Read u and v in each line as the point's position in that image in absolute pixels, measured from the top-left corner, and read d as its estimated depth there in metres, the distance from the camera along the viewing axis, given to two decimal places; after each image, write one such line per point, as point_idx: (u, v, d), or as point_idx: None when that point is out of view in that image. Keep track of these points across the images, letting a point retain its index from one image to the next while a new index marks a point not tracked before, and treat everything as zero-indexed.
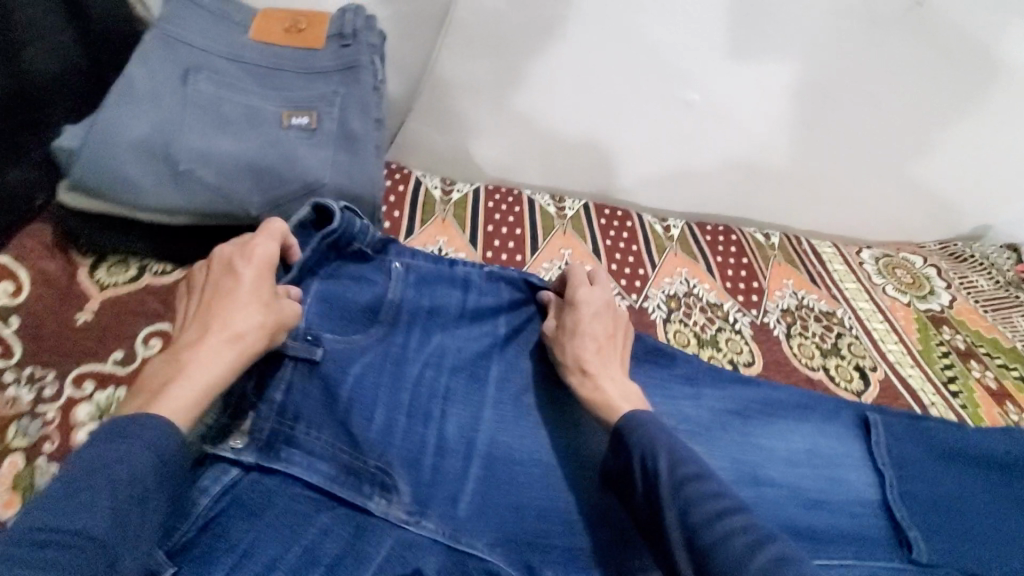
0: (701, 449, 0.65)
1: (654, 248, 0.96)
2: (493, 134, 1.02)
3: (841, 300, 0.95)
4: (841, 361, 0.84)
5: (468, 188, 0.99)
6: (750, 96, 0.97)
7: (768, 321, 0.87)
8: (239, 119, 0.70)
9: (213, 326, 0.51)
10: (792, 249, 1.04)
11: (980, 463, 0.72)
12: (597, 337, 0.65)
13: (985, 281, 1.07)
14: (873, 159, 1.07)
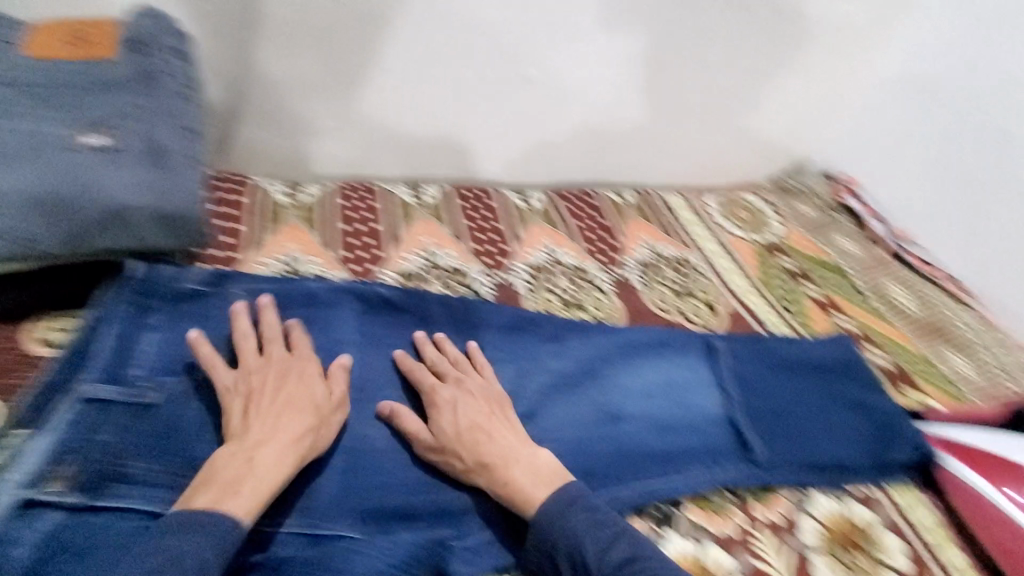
0: (564, 397, 0.74)
1: (517, 222, 0.97)
2: (335, 132, 0.95)
3: (691, 245, 1.02)
4: (693, 301, 0.93)
5: (319, 189, 0.92)
6: (587, 68, 1.03)
7: (628, 275, 0.94)
8: (13, 148, 0.59)
9: (282, 416, 0.58)
10: (644, 204, 1.08)
11: (814, 369, 0.81)
12: (473, 428, 0.65)
13: (808, 208, 1.17)
14: (709, 116, 1.16)
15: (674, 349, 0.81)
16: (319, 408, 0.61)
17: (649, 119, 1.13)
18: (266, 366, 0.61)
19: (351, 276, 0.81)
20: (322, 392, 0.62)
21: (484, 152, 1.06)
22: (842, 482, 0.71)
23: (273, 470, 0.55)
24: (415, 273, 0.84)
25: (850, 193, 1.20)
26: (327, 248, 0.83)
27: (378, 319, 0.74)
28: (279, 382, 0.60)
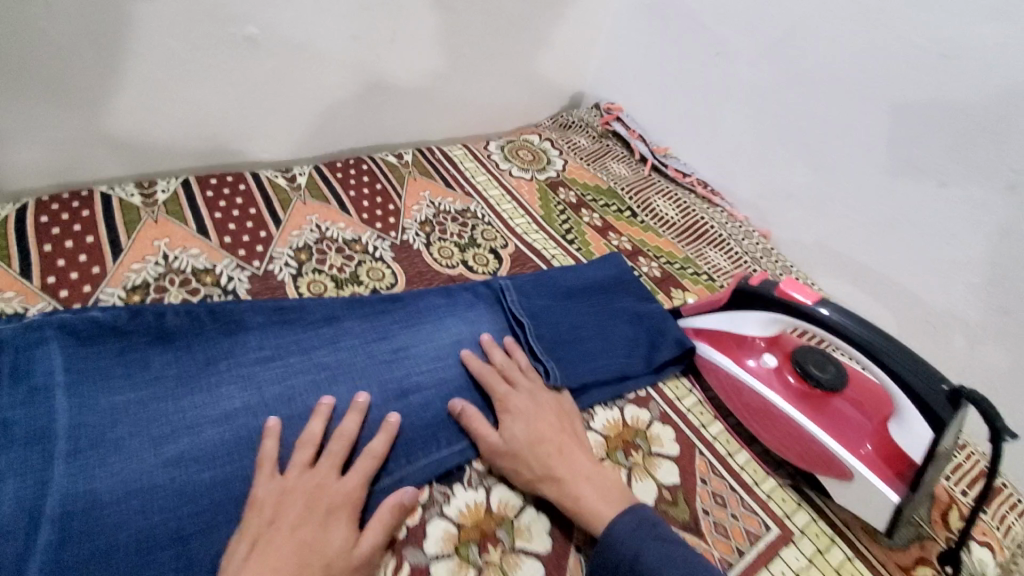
0: (343, 386, 0.65)
1: (277, 204, 0.88)
2: (20, 138, 0.78)
3: (473, 195, 1.02)
4: (478, 249, 0.91)
5: (8, 208, 0.76)
6: (327, 23, 0.91)
7: (407, 237, 0.89)
8: None
9: (285, 569, 0.48)
10: (425, 160, 1.07)
11: (600, 289, 0.84)
12: (541, 443, 0.61)
13: (584, 139, 1.25)
14: (479, 60, 1.12)
15: (468, 308, 0.78)
16: (322, 522, 0.52)
17: (415, 70, 1.05)
18: (303, 478, 0.55)
19: (56, 305, 0.67)
20: (339, 541, 0.51)
21: (233, 132, 0.95)
22: (621, 394, 0.73)
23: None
24: (147, 283, 0.72)
25: (615, 119, 1.28)
26: (20, 277, 0.68)
27: (89, 347, 0.61)
28: (306, 507, 0.52)
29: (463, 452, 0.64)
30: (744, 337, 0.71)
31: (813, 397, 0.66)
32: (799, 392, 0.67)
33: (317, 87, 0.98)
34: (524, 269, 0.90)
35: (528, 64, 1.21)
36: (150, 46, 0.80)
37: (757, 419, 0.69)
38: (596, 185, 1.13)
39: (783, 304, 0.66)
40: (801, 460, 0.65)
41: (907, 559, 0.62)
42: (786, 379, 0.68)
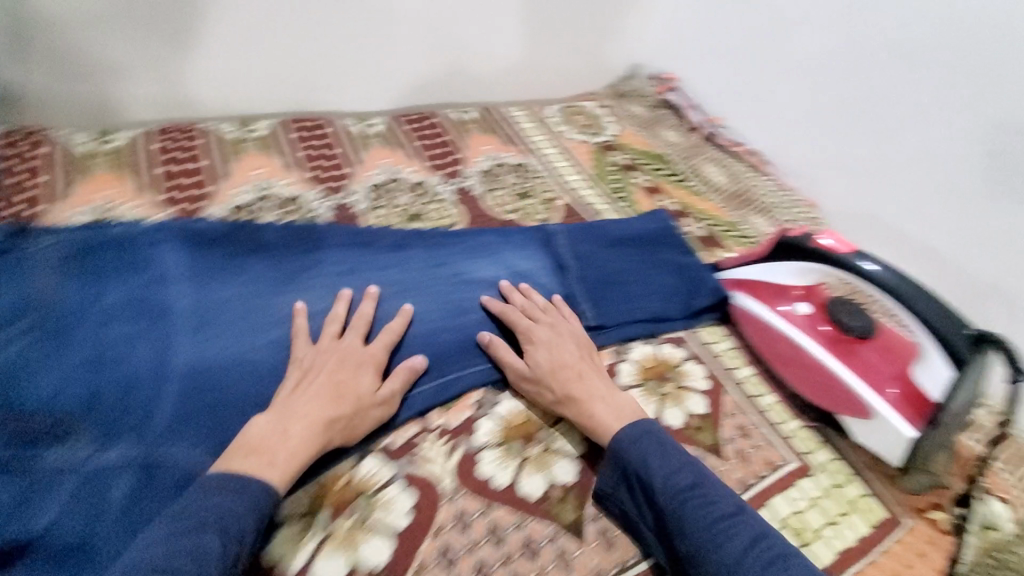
0: (536, 277, 0.84)
1: (460, 135, 1.11)
2: (271, 73, 1.07)
3: (613, 145, 1.19)
4: (624, 186, 1.09)
5: (270, 125, 1.01)
6: None
7: (565, 172, 1.09)
8: None
9: (319, 398, 0.63)
10: (568, 113, 1.26)
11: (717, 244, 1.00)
12: (564, 370, 0.71)
13: None
14: (609, 29, 1.30)
15: (615, 244, 0.90)
16: (352, 369, 0.67)
17: (555, 37, 1.26)
18: (332, 346, 0.69)
19: (324, 194, 0.91)
20: (365, 384, 0.66)
21: (416, 79, 1.18)
22: None
23: (300, 445, 0.60)
24: (382, 185, 0.95)
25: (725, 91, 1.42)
26: (289, 172, 0.93)
27: (365, 239, 0.84)
28: (337, 363, 0.67)
29: (645, 328, 0.82)
30: (782, 286, 0.79)
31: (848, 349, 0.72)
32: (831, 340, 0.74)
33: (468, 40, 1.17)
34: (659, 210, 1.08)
35: (635, 38, 1.34)
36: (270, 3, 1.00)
37: (785, 359, 0.77)
38: (726, 149, 1.18)
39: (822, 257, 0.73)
40: (818, 394, 0.74)
41: (921, 501, 0.70)
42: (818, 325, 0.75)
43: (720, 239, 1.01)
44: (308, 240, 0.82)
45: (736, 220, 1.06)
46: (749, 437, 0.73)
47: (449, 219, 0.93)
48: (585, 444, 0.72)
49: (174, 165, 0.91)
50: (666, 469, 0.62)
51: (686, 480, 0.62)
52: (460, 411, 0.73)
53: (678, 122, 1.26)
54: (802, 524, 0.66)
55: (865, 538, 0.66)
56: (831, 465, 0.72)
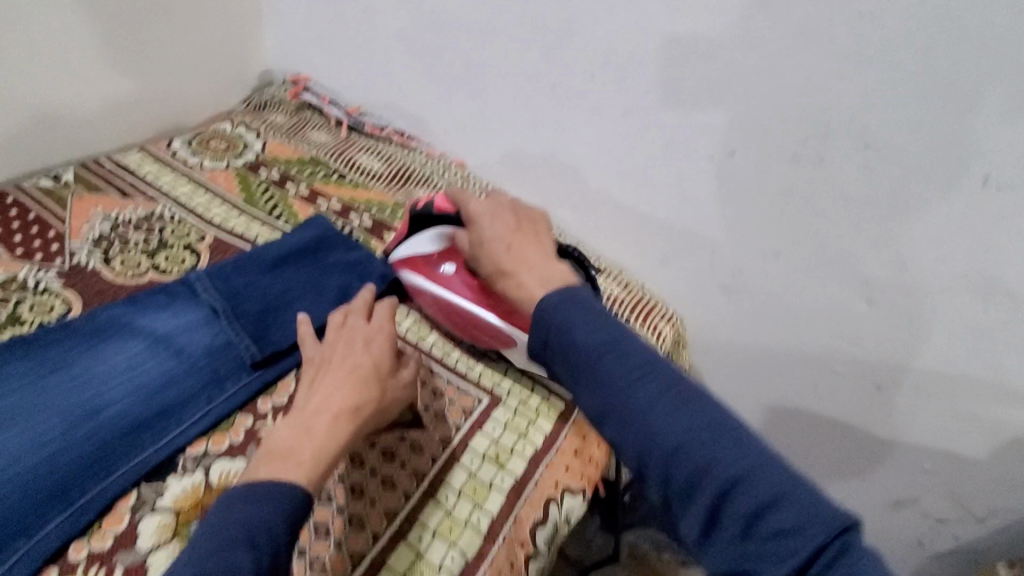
0: (189, 330, 0.76)
1: (53, 204, 0.92)
2: None
3: (258, 159, 1.12)
4: (277, 199, 1.04)
5: None
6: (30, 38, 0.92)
7: (204, 204, 0.99)
8: None
9: (343, 388, 0.62)
10: (198, 142, 1.14)
11: (386, 228, 1.02)
12: (495, 241, 0.67)
13: None
14: (210, 46, 1.20)
15: (274, 267, 0.85)
16: (362, 351, 0.66)
17: (148, 68, 1.11)
18: (339, 335, 0.69)
19: None
20: (382, 364, 0.66)
21: None
22: None
23: (327, 441, 0.58)
24: None
25: (304, 89, 1.26)
26: None
27: None
28: (352, 345, 0.67)
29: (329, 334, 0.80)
30: (428, 255, 0.83)
31: (487, 292, 0.79)
32: (475, 288, 0.79)
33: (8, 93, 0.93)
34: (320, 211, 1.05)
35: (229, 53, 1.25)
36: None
37: (452, 317, 0.82)
38: (372, 136, 1.20)
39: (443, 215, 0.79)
40: (485, 338, 0.81)
41: None
42: (461, 277, 0.80)
43: (387, 223, 1.03)
44: None
45: (400, 199, 1.10)
46: (444, 395, 0.76)
47: (62, 311, 0.77)
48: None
49: None
50: (597, 356, 0.51)
51: (605, 338, 0.52)
52: (111, 529, 0.61)
53: (322, 120, 1.23)
54: (499, 448, 0.72)
55: (540, 445, 0.74)
56: (512, 388, 0.79)
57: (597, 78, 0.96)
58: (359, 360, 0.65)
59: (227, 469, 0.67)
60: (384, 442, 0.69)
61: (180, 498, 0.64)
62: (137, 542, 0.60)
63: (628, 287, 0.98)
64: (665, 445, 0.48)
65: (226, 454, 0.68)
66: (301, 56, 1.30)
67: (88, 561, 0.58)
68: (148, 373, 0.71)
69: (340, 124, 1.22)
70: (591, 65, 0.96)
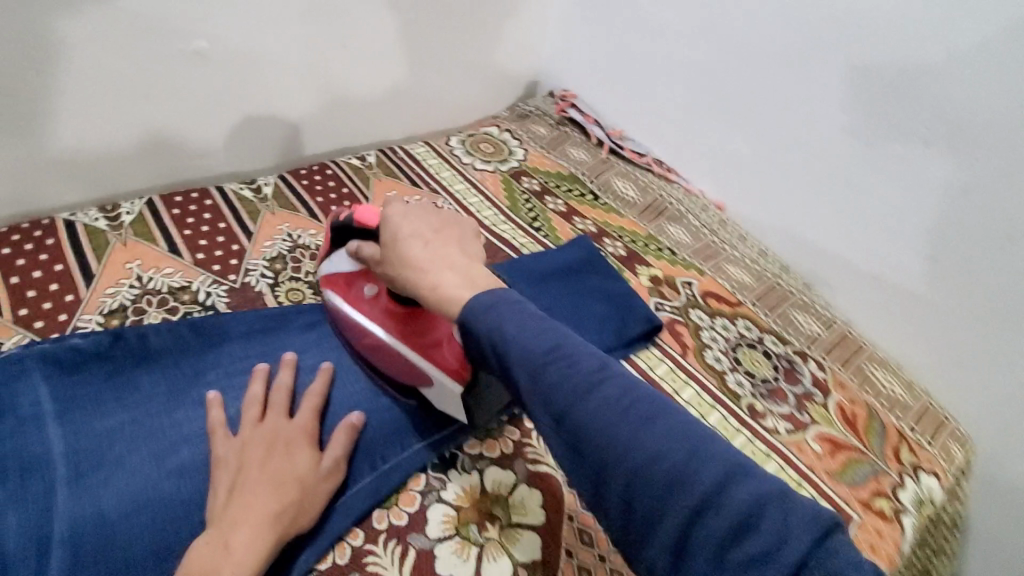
0: None
1: (360, 183, 1.05)
2: (124, 145, 0.91)
3: (521, 167, 1.17)
4: (538, 212, 1.07)
5: (139, 205, 0.89)
6: (375, 40, 1.07)
7: (474, 205, 1.06)
8: None
9: (262, 495, 0.54)
10: (470, 142, 1.22)
11: (638, 259, 0.99)
12: (411, 237, 0.56)
13: None
14: (499, 57, 1.29)
15: (542, 280, 0.87)
16: (286, 454, 0.58)
17: (447, 74, 1.23)
18: (255, 432, 0.59)
19: (215, 277, 0.81)
20: (304, 464, 0.58)
21: (302, 132, 1.09)
22: (693, 316, 0.90)
23: (248, 551, 0.51)
24: (282, 255, 0.87)
25: (572, 105, 1.29)
26: (176, 256, 0.83)
27: (273, 321, 0.76)
28: (268, 449, 0.58)
29: None
30: (348, 277, 0.72)
31: (406, 324, 0.68)
32: (393, 316, 0.68)
33: (344, 82, 1.09)
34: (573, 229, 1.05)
35: (511, 63, 1.32)
36: (125, 69, 0.85)
37: (365, 347, 0.70)
38: (631, 161, 1.19)
39: (363, 230, 0.66)
40: (403, 376, 0.69)
41: (866, 493, 0.73)
42: (380, 304, 0.69)
43: (640, 254, 1.00)
44: (200, 339, 0.72)
45: (652, 231, 1.06)
46: None
47: None
48: (546, 509, 0.65)
49: (19, 275, 0.75)
50: (541, 371, 0.44)
51: (548, 347, 0.45)
52: (404, 507, 0.63)
53: (582, 138, 1.25)
54: None
55: None
56: (783, 470, 0.73)
57: (929, 143, 0.86)
58: (258, 483, 0.55)
59: (501, 479, 0.66)
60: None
61: (460, 496, 0.65)
62: (426, 528, 0.61)
63: (917, 396, 0.88)
64: (652, 454, 0.40)
65: (498, 462, 0.68)
66: (573, 73, 1.33)
67: (388, 533, 0.60)
68: None
69: (600, 145, 1.23)
70: (927, 131, 0.86)
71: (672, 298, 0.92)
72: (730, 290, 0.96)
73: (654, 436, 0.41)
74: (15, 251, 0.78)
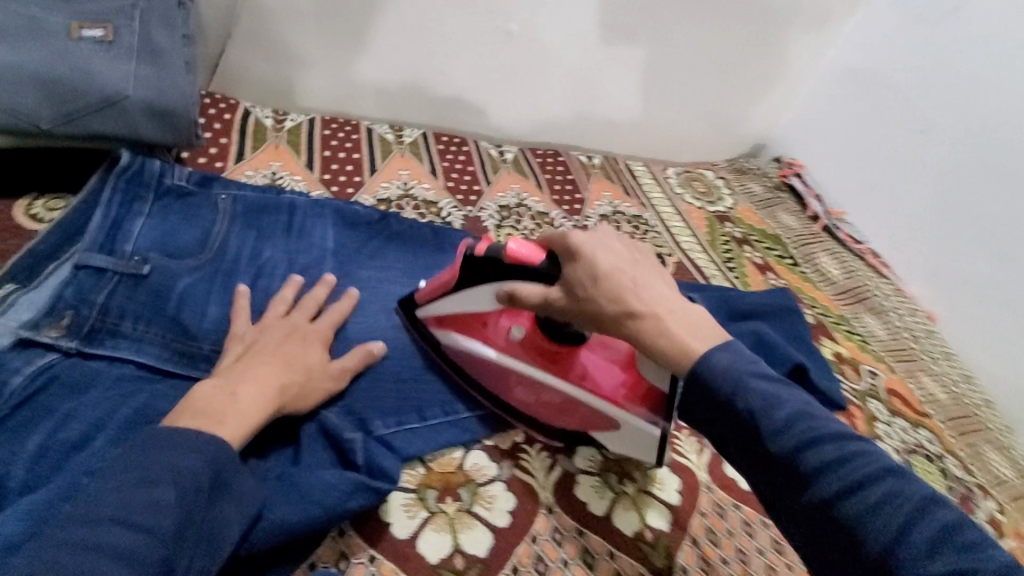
0: None
1: (585, 176, 1.16)
2: (427, 88, 1.11)
3: (729, 210, 1.21)
4: (734, 255, 1.09)
5: (416, 133, 1.09)
6: (644, 65, 1.20)
7: (677, 226, 1.12)
8: (24, 33, 0.68)
9: (270, 366, 0.58)
10: (686, 175, 1.28)
11: (827, 330, 0.97)
12: None
13: (759, 186, 1.29)
14: (739, 115, 1.36)
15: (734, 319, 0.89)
16: (300, 343, 0.62)
17: (689, 111, 1.31)
18: (276, 323, 0.64)
19: (457, 203, 0.97)
20: (314, 356, 0.62)
21: (552, 121, 1.22)
22: (871, 406, 0.87)
23: (253, 409, 0.54)
24: (510, 206, 1.01)
25: (796, 175, 1.31)
26: (434, 178, 1.00)
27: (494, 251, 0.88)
28: (283, 335, 0.63)
29: None
30: (482, 316, 0.67)
31: (556, 359, 0.66)
32: (540, 353, 0.66)
33: (600, 92, 1.21)
34: (766, 280, 1.06)
35: (748, 122, 1.38)
36: (453, 28, 1.05)
37: (527, 396, 0.67)
38: (843, 244, 1.18)
39: (511, 264, 0.61)
40: (574, 425, 0.66)
41: None
42: (534, 347, 0.66)
43: (829, 329, 0.98)
44: (437, 242, 0.86)
45: (846, 314, 1.03)
46: (748, 565, 0.62)
47: None
48: (682, 495, 0.66)
49: (331, 151, 0.97)
50: (669, 320, 0.52)
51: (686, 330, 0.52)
52: None
53: (797, 207, 1.26)
54: None
55: None
56: None
57: None
58: (256, 372, 0.57)
59: None
60: (777, 535, 0.66)
61: (608, 447, 0.69)
62: (574, 457, 0.67)
63: None
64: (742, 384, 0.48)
65: None
66: (807, 150, 1.34)
67: (542, 446, 0.67)
68: None
69: (816, 220, 1.23)
70: None
71: (852, 381, 0.90)
72: (916, 399, 0.91)
73: (815, 419, 0.46)
74: (331, 133, 1.00)
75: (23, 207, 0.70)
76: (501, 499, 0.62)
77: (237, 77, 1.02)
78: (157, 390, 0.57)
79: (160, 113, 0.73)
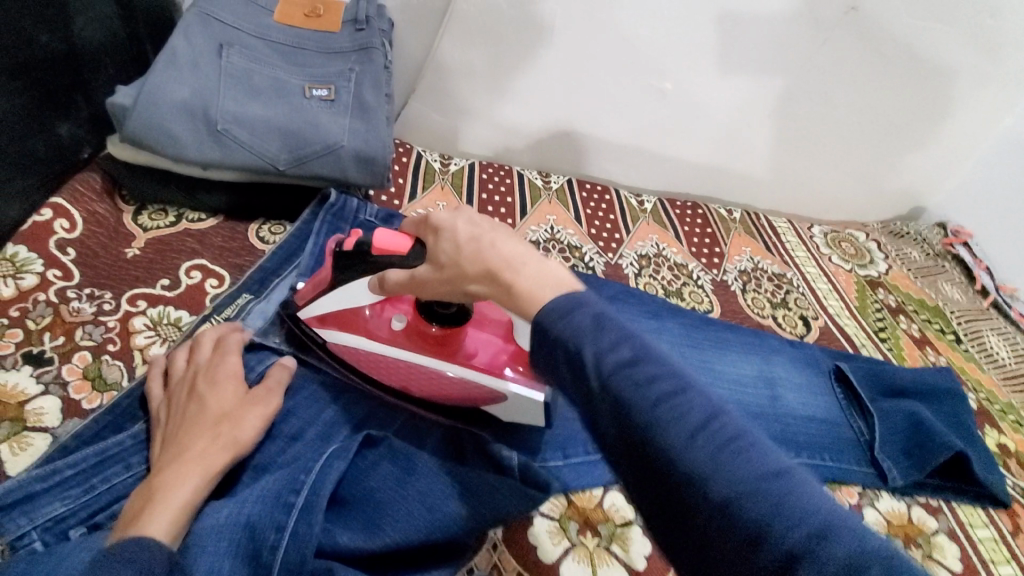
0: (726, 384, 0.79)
1: (724, 230, 1.15)
2: (576, 139, 1.19)
3: (884, 274, 1.14)
4: (887, 325, 1.03)
5: (563, 180, 1.16)
6: (798, 123, 1.18)
7: (822, 289, 1.07)
8: (271, 90, 0.83)
9: (189, 439, 0.55)
10: (836, 236, 1.22)
11: (995, 421, 0.89)
12: None
13: (917, 253, 1.21)
14: (896, 175, 1.29)
15: (896, 394, 0.83)
16: (205, 395, 0.59)
17: (840, 170, 1.26)
18: (184, 377, 0.61)
19: (599, 250, 1.03)
20: (230, 396, 0.59)
21: (690, 170, 1.25)
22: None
23: (178, 490, 0.51)
24: (648, 254, 1.05)
25: (961, 243, 1.23)
26: (578, 224, 1.07)
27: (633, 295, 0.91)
28: (189, 391, 0.59)
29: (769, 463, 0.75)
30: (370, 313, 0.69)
31: (437, 341, 0.68)
32: (427, 340, 0.68)
33: (744, 149, 1.21)
34: (924, 355, 0.98)
35: (903, 184, 1.31)
36: (611, 85, 1.11)
37: (436, 388, 0.68)
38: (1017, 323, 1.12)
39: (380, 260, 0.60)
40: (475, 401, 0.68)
41: None
42: (412, 336, 0.68)
43: (995, 417, 0.89)
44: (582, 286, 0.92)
45: (1016, 403, 0.94)
46: None
47: (704, 308, 0.99)
48: None
49: (487, 194, 1.07)
50: (652, 391, 0.39)
51: (689, 413, 0.38)
52: None
53: (963, 279, 1.19)
54: None
55: None
56: None
57: None
58: (182, 448, 0.54)
59: None
60: None
61: None
62: None
63: None
64: (766, 494, 0.35)
65: None
66: (975, 213, 1.28)
67: None
68: (759, 391, 0.80)
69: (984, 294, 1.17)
70: None
71: (1022, 479, 0.83)
72: None
73: (748, 466, 0.37)
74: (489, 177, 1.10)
75: (255, 230, 0.86)
76: (637, 544, 0.66)
77: (411, 124, 1.16)
78: (351, 398, 0.69)
79: (365, 160, 0.85)
